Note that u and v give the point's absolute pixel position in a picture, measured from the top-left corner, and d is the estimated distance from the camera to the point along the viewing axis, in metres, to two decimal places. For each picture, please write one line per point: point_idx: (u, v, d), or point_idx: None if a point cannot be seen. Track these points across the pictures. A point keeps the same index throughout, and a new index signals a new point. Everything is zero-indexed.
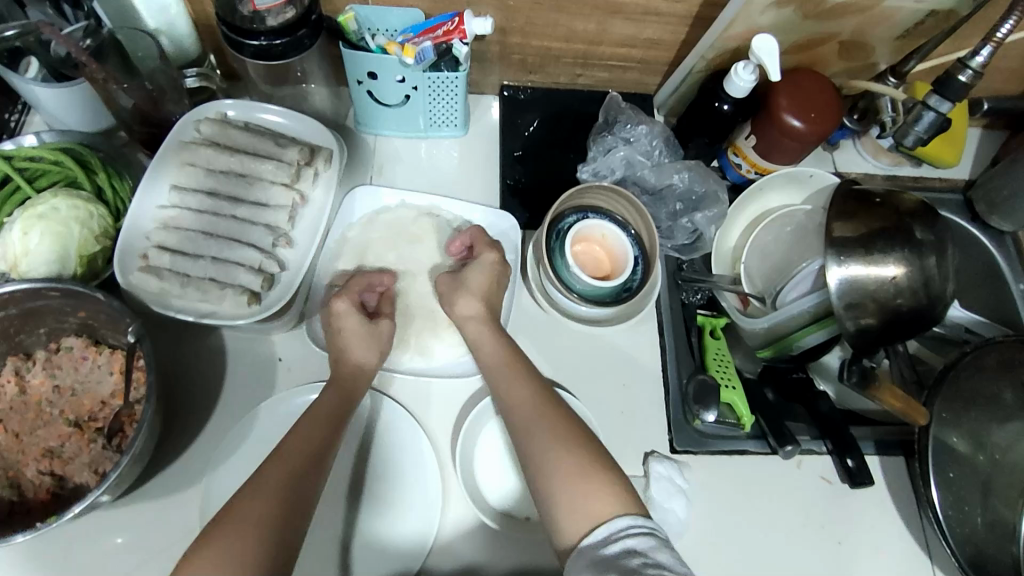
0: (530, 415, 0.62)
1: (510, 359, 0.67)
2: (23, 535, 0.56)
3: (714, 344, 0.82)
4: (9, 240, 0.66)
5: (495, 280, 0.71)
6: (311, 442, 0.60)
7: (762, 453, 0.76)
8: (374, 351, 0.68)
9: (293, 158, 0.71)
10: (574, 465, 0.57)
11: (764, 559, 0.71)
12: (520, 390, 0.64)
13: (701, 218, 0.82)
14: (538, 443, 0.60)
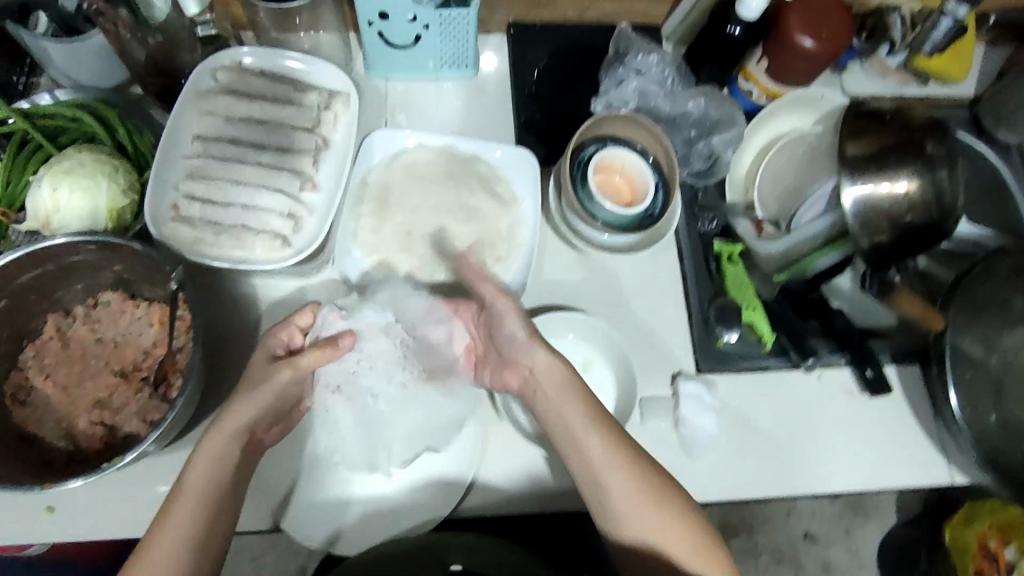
0: (631, 485, 0.61)
1: (571, 398, 0.65)
2: (79, 479, 0.58)
3: (732, 270, 0.82)
4: (37, 197, 0.66)
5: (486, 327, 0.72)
6: (220, 458, 0.59)
7: (785, 369, 0.79)
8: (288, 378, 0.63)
9: (313, 102, 0.73)
10: (654, 513, 0.60)
11: (791, 469, 0.74)
12: (589, 433, 0.63)
13: (718, 142, 0.84)
14: (617, 488, 0.61)
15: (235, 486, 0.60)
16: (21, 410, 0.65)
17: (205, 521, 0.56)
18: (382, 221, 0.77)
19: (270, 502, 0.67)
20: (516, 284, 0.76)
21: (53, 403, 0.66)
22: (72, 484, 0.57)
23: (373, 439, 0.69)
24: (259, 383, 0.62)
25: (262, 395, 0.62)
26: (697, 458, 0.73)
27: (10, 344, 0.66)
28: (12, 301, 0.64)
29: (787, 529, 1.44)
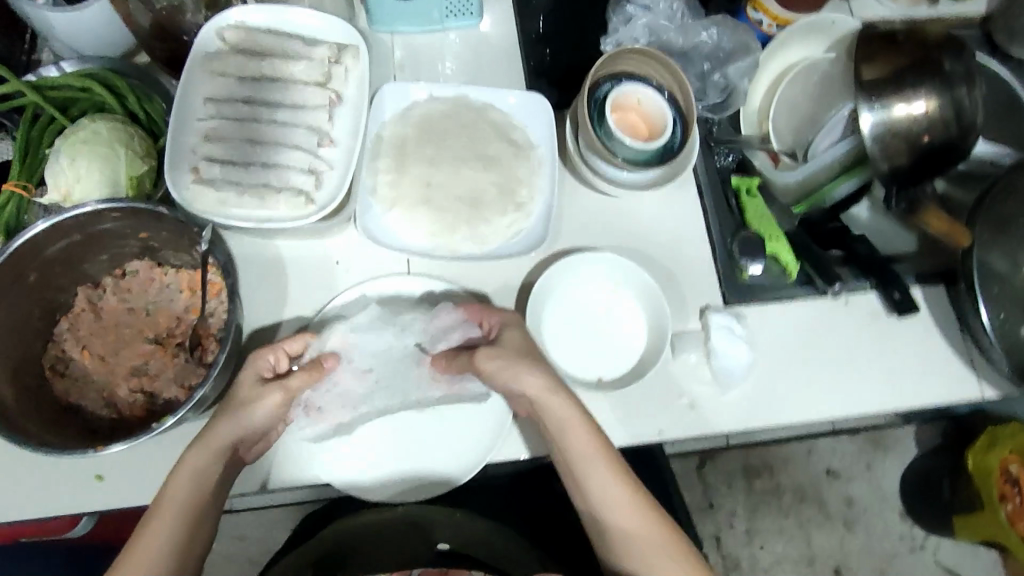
0: (616, 498, 0.63)
1: (586, 437, 0.63)
2: (125, 443, 0.59)
3: (753, 204, 0.83)
4: (56, 169, 0.66)
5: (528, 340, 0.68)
6: (205, 467, 0.60)
7: (811, 298, 0.79)
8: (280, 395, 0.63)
9: (323, 56, 0.71)
10: (651, 540, 0.63)
11: (823, 395, 0.75)
12: (600, 467, 0.63)
13: (734, 71, 0.83)
14: (617, 515, 0.63)
15: (222, 494, 0.61)
16: (61, 382, 0.65)
17: (186, 531, 0.58)
18: (399, 174, 0.77)
19: (288, 471, 0.67)
20: (538, 228, 0.76)
21: (92, 374, 0.67)
22: (114, 448, 0.58)
23: (415, 393, 0.71)
24: (258, 397, 0.63)
25: (262, 403, 0.63)
26: (729, 388, 0.73)
27: (43, 319, 0.66)
28: (40, 274, 0.64)
29: (808, 468, 1.45)
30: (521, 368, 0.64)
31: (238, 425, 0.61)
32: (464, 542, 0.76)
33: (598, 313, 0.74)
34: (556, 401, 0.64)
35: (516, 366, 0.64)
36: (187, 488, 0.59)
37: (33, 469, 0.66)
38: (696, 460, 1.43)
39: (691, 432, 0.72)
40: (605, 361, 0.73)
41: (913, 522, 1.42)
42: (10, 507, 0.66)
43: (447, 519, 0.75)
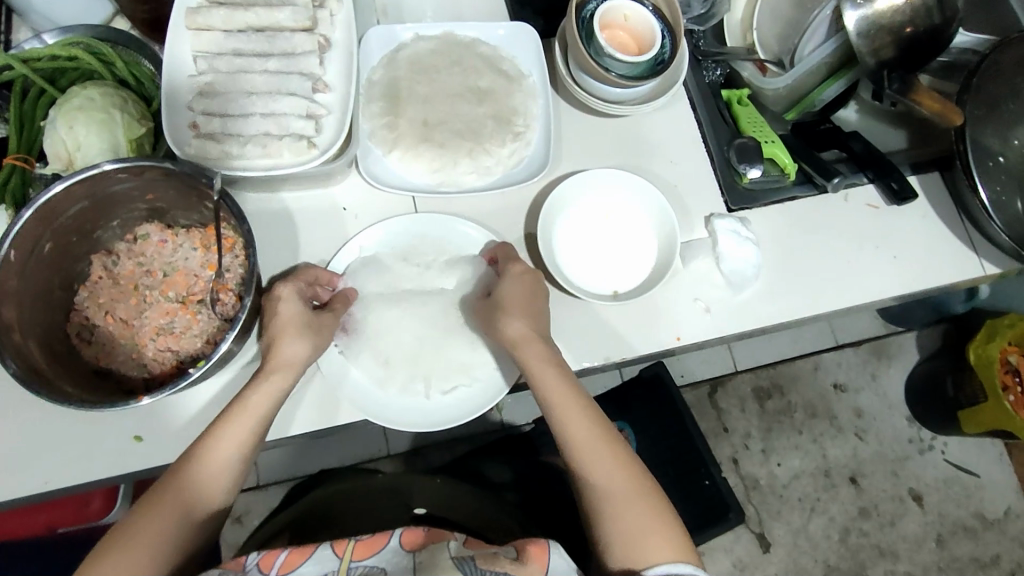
0: (597, 455, 0.62)
1: (568, 386, 0.65)
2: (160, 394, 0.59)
3: (745, 112, 0.85)
4: (55, 138, 0.66)
5: (531, 286, 0.69)
6: (214, 453, 0.59)
7: (811, 196, 0.80)
8: (309, 342, 0.65)
9: (307, 1, 0.71)
10: (629, 495, 0.61)
11: (830, 288, 0.77)
12: (581, 417, 0.64)
13: None
14: (597, 467, 0.62)
15: (225, 486, 0.60)
16: (89, 349, 0.67)
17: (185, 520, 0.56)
18: (396, 115, 0.77)
19: (324, 413, 0.69)
20: (539, 154, 0.77)
21: (118, 337, 0.68)
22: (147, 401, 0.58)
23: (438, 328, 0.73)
24: (272, 348, 0.64)
25: (293, 349, 0.64)
26: (741, 291, 0.76)
27: (62, 289, 0.67)
28: (55, 244, 0.64)
29: (816, 383, 1.48)
30: (511, 312, 0.67)
31: (252, 402, 0.61)
32: (441, 503, 0.75)
33: (606, 231, 0.76)
34: (539, 350, 0.66)
35: (507, 303, 0.67)
36: (190, 477, 0.58)
37: (72, 438, 0.67)
38: (707, 388, 1.44)
39: (709, 335, 0.74)
40: (619, 275, 0.75)
41: (920, 424, 1.47)
42: (53, 478, 0.66)
43: (426, 490, 0.77)
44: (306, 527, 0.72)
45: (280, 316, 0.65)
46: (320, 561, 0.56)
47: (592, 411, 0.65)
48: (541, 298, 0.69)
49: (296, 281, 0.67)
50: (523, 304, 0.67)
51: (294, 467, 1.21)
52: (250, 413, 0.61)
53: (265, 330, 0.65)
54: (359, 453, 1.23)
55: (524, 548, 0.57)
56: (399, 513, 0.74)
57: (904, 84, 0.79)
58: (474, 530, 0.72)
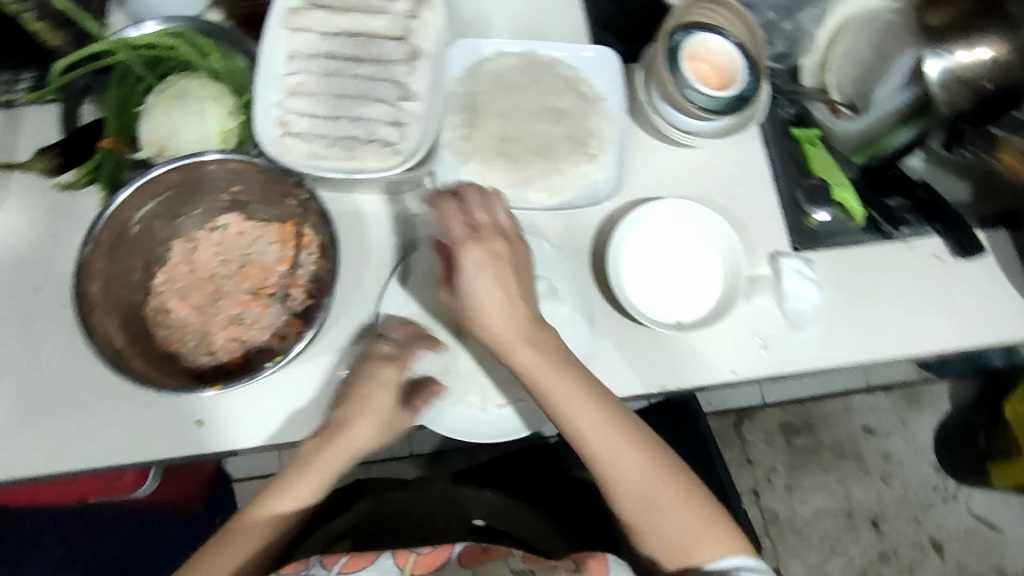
0: (622, 452, 0.64)
1: (580, 391, 0.64)
2: (240, 384, 0.62)
3: (818, 152, 0.83)
4: (154, 123, 0.68)
5: (513, 268, 0.63)
6: (301, 488, 0.65)
7: (877, 243, 0.80)
8: (385, 432, 0.66)
9: (402, 10, 0.73)
10: (666, 483, 0.64)
11: (890, 336, 0.77)
12: (600, 420, 0.64)
13: (805, 18, 0.89)
14: (627, 464, 0.64)
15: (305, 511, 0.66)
16: (161, 332, 0.68)
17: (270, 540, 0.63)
18: (475, 126, 0.79)
19: None
20: (612, 177, 0.78)
21: (189, 323, 0.69)
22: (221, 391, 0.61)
23: None
24: (353, 422, 0.65)
25: (372, 433, 0.65)
26: (801, 330, 0.76)
27: (142, 271, 0.68)
28: (141, 227, 0.66)
29: (845, 424, 1.46)
30: (484, 306, 0.62)
31: (338, 456, 0.65)
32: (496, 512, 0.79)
33: (670, 259, 0.76)
34: (541, 350, 0.63)
35: (481, 294, 0.62)
36: (275, 505, 0.64)
37: (137, 415, 0.69)
38: (734, 418, 1.45)
39: (766, 370, 0.74)
40: (681, 305, 0.75)
41: (947, 474, 1.45)
42: (117, 454, 0.68)
43: (477, 496, 0.80)
44: (368, 532, 0.78)
45: (370, 400, 0.65)
46: (383, 568, 0.63)
47: (611, 406, 0.65)
48: (522, 266, 0.64)
49: (397, 364, 0.66)
50: (498, 290, 0.62)
51: None
52: (336, 458, 0.65)
53: (351, 400, 0.65)
54: (388, 452, 1.24)
55: (581, 560, 0.62)
56: (457, 523, 0.79)
57: (986, 139, 0.77)
58: (528, 543, 0.76)
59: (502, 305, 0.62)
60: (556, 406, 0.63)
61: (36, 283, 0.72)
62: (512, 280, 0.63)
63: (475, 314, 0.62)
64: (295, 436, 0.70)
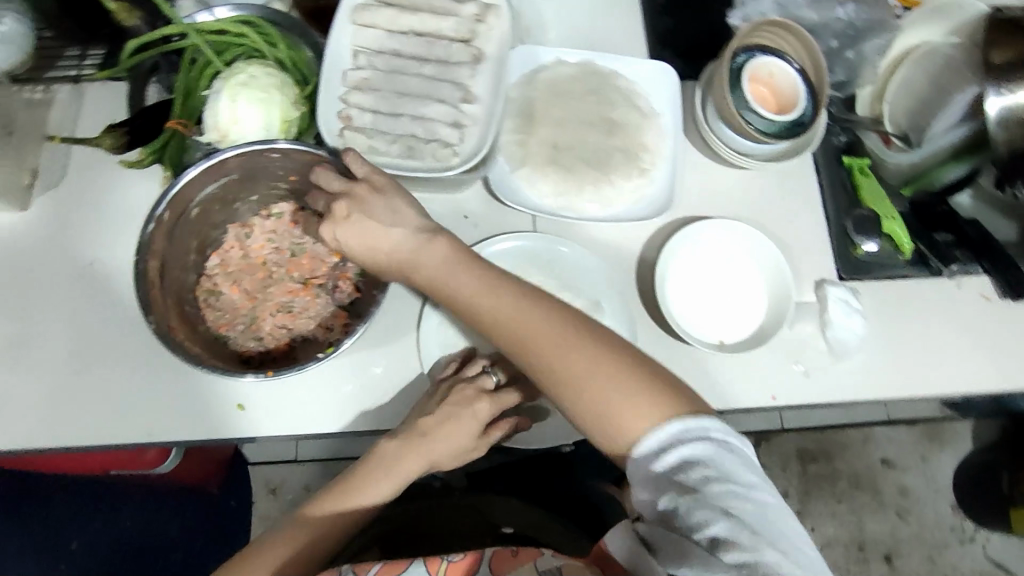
0: (554, 352, 0.58)
1: (513, 308, 0.60)
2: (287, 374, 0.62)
3: (868, 182, 0.83)
4: (216, 109, 0.69)
5: (376, 205, 0.62)
6: (376, 484, 0.64)
7: (924, 278, 0.80)
8: (460, 458, 0.66)
9: (470, 14, 0.73)
10: (617, 391, 0.56)
11: (932, 373, 0.76)
12: (536, 333, 0.59)
13: (869, 47, 0.83)
14: (561, 365, 0.58)
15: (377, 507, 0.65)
16: (211, 313, 0.69)
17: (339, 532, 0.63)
18: (529, 133, 0.79)
19: None
20: (663, 193, 0.78)
21: (238, 308, 0.70)
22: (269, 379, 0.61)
23: None
24: (439, 437, 0.64)
25: (454, 453, 0.65)
26: (843, 360, 0.75)
27: (197, 253, 0.69)
28: (200, 210, 0.67)
29: (864, 455, 1.45)
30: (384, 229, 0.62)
31: (418, 463, 0.64)
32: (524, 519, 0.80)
33: (715, 279, 0.76)
34: (456, 277, 0.62)
35: (374, 238, 0.62)
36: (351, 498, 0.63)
37: (182, 395, 0.70)
38: (752, 440, 1.44)
39: (804, 398, 0.74)
40: (726, 326, 0.75)
41: (965, 515, 1.42)
42: (158, 431, 0.69)
43: (505, 506, 0.82)
44: (403, 539, 0.80)
45: (455, 425, 0.64)
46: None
47: (553, 315, 0.60)
48: (375, 204, 0.62)
49: (496, 400, 0.65)
50: (381, 232, 0.62)
51: (345, 449, 1.24)
52: (417, 462, 0.64)
53: (440, 417, 0.64)
54: None
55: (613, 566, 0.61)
56: (487, 532, 0.80)
57: None
58: (558, 546, 0.77)
59: (375, 251, 0.62)
60: (481, 317, 0.61)
61: (94, 255, 0.75)
62: (359, 233, 0.62)
63: (370, 261, 0.63)
64: (334, 426, 0.70)
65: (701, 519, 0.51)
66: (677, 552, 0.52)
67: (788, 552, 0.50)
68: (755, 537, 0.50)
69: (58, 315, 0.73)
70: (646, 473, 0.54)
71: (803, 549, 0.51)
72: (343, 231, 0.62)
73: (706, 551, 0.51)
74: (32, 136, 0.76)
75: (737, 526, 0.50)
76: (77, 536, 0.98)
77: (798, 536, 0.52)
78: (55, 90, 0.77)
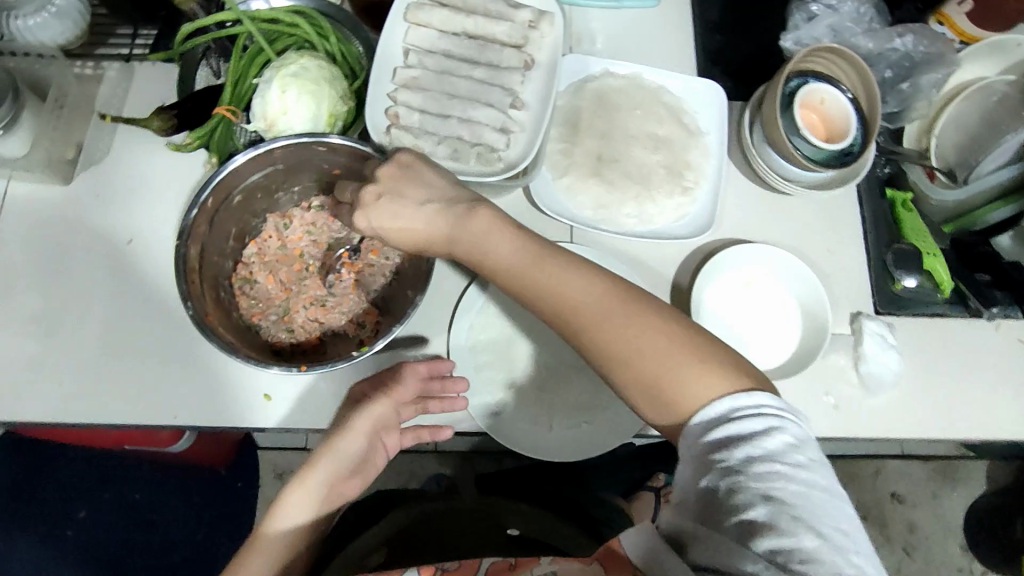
0: (603, 321, 0.54)
1: (565, 280, 0.56)
2: (311, 369, 0.60)
3: (910, 217, 0.83)
4: (266, 97, 0.68)
5: (403, 176, 0.61)
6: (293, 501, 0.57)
7: (962, 318, 0.78)
8: (354, 435, 0.59)
9: (525, 19, 0.73)
10: (676, 363, 0.51)
11: (965, 416, 0.74)
12: (590, 306, 0.54)
13: (927, 81, 0.82)
14: (613, 334, 0.53)
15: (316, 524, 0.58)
16: (246, 301, 0.69)
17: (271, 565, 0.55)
18: (573, 143, 0.79)
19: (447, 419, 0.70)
20: (703, 213, 0.77)
21: (273, 297, 0.70)
22: (292, 372, 0.59)
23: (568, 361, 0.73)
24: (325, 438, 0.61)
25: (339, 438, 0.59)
26: (873, 396, 0.74)
27: (236, 240, 0.69)
28: (242, 198, 0.67)
29: (875, 488, 1.39)
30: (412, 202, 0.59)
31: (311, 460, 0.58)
32: (533, 525, 0.78)
33: (748, 302, 0.76)
34: (502, 246, 0.58)
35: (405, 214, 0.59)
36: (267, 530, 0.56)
37: (210, 380, 0.71)
38: None
39: (832, 431, 0.73)
40: (759, 352, 0.74)
41: (974, 557, 1.36)
42: (183, 414, 0.70)
43: (514, 509, 0.80)
44: (406, 543, 0.76)
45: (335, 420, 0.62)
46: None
47: (609, 286, 0.55)
48: (409, 183, 0.60)
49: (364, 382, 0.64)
50: (411, 213, 0.59)
51: None
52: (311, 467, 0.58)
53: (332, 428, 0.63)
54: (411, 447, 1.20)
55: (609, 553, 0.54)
56: (496, 534, 0.77)
57: None
58: (569, 551, 0.75)
59: (408, 234, 0.60)
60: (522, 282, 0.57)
61: (132, 234, 0.75)
62: (390, 215, 0.59)
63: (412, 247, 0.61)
64: None
65: (740, 503, 0.46)
66: (711, 539, 0.46)
67: (834, 543, 0.44)
68: (797, 522, 0.44)
69: (91, 291, 0.73)
70: (692, 455, 0.49)
71: (856, 542, 0.45)
72: (378, 216, 0.59)
73: (742, 536, 0.45)
74: (81, 111, 0.77)
75: (779, 512, 0.45)
76: (85, 506, 1.03)
77: (851, 526, 0.45)
78: (106, 67, 0.79)
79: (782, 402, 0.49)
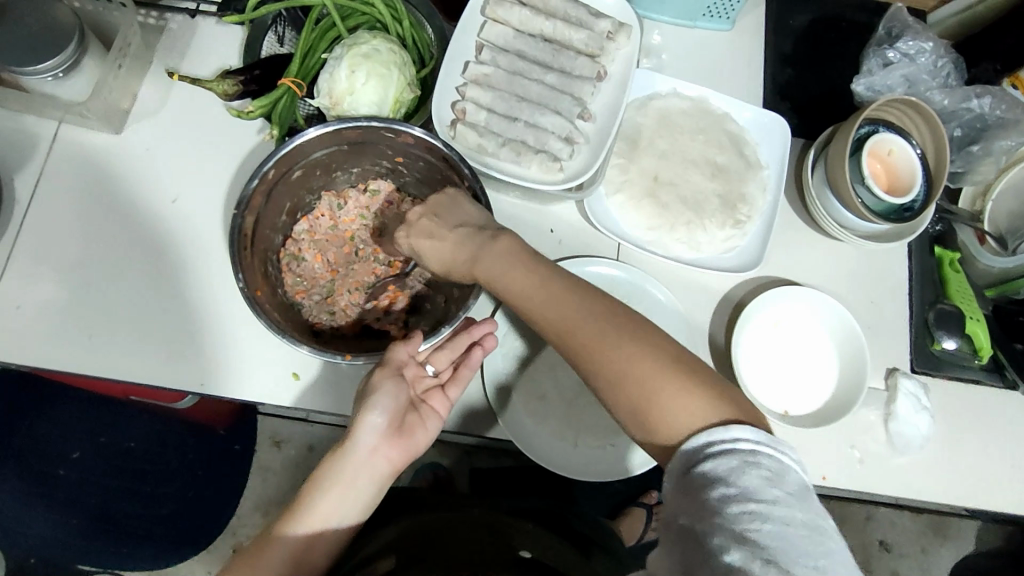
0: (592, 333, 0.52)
1: (566, 298, 0.54)
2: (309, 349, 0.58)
3: (957, 278, 0.81)
4: (333, 76, 0.67)
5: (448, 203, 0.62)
6: (324, 482, 0.56)
7: (997, 387, 0.78)
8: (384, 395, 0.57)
9: (603, 30, 0.71)
10: (668, 384, 0.49)
11: (986, 488, 0.74)
12: (580, 318, 0.53)
13: (999, 147, 0.80)
14: (607, 351, 0.51)
15: (348, 507, 0.57)
16: (291, 278, 0.69)
17: (302, 543, 0.55)
18: (631, 160, 0.78)
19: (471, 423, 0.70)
20: (753, 249, 0.77)
21: (319, 276, 0.70)
22: (300, 349, 0.58)
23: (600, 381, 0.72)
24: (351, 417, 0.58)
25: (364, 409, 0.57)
26: (900, 455, 0.73)
27: (287, 215, 0.68)
28: (302, 172, 0.65)
29: (862, 532, 1.35)
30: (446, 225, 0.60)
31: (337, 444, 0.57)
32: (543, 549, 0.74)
33: (782, 345, 0.75)
34: (513, 268, 0.56)
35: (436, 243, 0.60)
36: (298, 510, 0.56)
37: (240, 352, 0.70)
38: None
39: (852, 486, 0.73)
40: (793, 398, 0.73)
41: None
42: (208, 382, 0.69)
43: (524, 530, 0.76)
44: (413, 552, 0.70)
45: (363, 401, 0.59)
46: None
47: (611, 306, 0.54)
48: (449, 208, 0.61)
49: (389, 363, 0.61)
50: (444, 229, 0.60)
51: None
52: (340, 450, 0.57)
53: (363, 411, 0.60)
54: None
55: None
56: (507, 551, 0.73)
57: None
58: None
59: (440, 260, 0.61)
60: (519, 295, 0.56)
61: (176, 195, 0.74)
62: (424, 232, 0.61)
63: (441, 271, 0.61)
64: None
65: (717, 545, 0.43)
66: None
67: None
68: (769, 566, 0.40)
69: (128, 246, 0.72)
70: (674, 494, 0.47)
71: None
72: (414, 230, 0.62)
73: None
74: (139, 61, 0.76)
75: (757, 556, 0.41)
76: (80, 448, 0.88)
77: (830, 564, 0.41)
78: (169, 19, 0.78)
79: (761, 435, 0.46)
